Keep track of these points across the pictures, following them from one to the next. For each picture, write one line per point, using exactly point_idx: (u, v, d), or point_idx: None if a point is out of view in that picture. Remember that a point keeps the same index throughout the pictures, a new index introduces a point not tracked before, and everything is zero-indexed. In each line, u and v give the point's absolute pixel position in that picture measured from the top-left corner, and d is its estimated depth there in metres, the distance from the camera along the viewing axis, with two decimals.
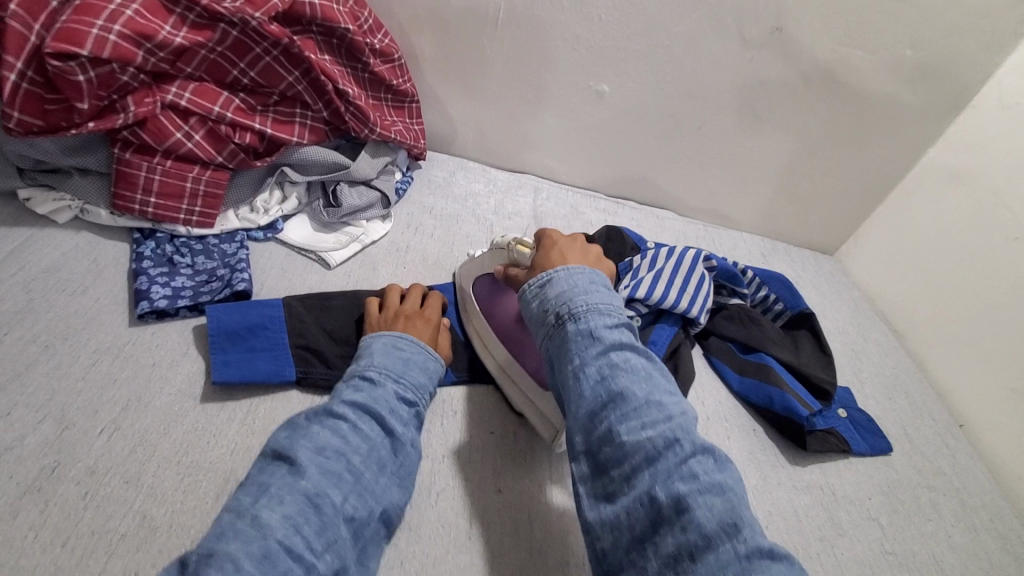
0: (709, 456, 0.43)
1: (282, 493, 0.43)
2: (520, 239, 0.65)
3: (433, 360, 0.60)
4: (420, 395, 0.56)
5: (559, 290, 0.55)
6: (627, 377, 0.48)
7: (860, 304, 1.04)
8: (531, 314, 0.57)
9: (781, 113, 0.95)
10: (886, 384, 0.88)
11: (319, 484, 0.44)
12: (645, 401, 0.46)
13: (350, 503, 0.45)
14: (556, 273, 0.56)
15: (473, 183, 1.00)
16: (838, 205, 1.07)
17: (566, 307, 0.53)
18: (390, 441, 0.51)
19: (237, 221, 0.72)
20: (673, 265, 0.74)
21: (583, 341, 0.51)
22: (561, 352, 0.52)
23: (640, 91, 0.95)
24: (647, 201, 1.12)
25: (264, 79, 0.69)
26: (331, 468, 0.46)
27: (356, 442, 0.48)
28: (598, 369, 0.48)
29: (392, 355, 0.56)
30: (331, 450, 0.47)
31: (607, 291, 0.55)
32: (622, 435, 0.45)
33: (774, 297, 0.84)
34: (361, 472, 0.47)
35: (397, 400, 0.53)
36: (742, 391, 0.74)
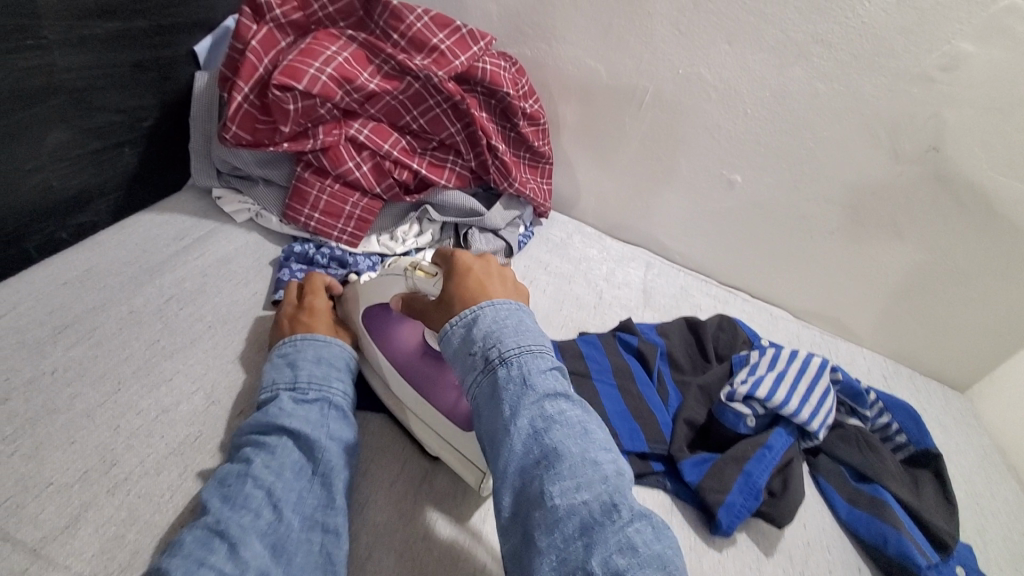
0: (648, 523, 0.40)
1: (187, 538, 0.42)
2: (418, 264, 0.60)
3: (325, 347, 0.59)
4: (326, 389, 0.55)
5: (485, 330, 0.51)
6: (561, 431, 0.45)
7: (991, 453, 0.93)
8: (455, 355, 0.53)
9: (924, 232, 0.90)
10: (1020, 555, 0.76)
11: (222, 515, 0.44)
12: (578, 457, 0.43)
13: (264, 518, 0.45)
14: (483, 311, 0.52)
15: (589, 247, 1.03)
16: (979, 339, 0.98)
17: (495, 350, 0.50)
18: (300, 446, 0.50)
19: (377, 246, 0.78)
20: (796, 370, 0.71)
21: (514, 390, 0.48)
22: (488, 401, 0.49)
23: (774, 186, 0.95)
24: (760, 295, 1.09)
25: (430, 127, 0.77)
26: (236, 492, 0.46)
27: (264, 462, 0.48)
28: (530, 422, 0.46)
29: (285, 363, 0.56)
30: (231, 476, 0.47)
31: (536, 330, 0.53)
32: (554, 497, 0.41)
33: (897, 427, 0.77)
34: (272, 485, 0.47)
35: (296, 403, 0.53)
36: (849, 520, 0.67)
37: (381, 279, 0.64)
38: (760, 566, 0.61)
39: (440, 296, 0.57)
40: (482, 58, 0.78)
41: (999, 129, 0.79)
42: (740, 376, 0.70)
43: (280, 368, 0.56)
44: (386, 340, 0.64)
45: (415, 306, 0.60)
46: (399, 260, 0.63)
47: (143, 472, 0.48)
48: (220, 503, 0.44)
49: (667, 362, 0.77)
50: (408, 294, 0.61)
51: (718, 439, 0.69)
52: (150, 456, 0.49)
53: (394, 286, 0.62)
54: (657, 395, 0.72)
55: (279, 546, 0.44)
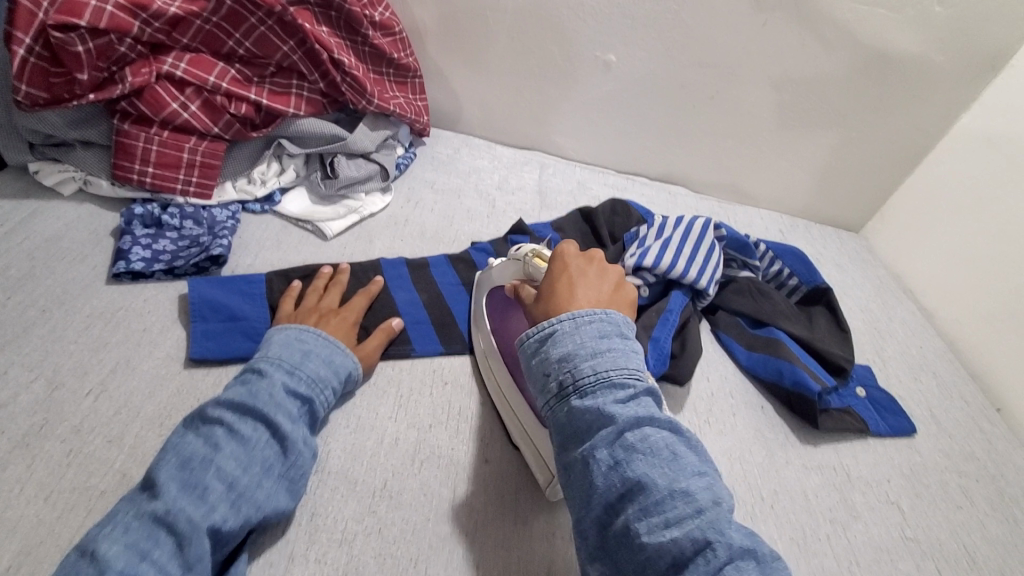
0: (750, 558, 0.37)
1: (128, 520, 0.39)
2: (538, 252, 0.59)
3: (338, 350, 0.55)
4: (317, 389, 0.51)
5: (562, 352, 0.48)
6: (644, 462, 0.41)
7: (886, 282, 0.98)
8: (531, 373, 0.50)
9: (798, 80, 0.91)
10: (912, 364, 0.82)
11: (173, 502, 0.40)
12: (667, 491, 0.39)
13: (221, 511, 0.42)
14: (562, 324, 0.49)
15: (478, 159, 0.99)
16: (864, 176, 1.01)
17: (570, 376, 0.47)
18: (277, 442, 0.47)
19: (234, 193, 0.72)
20: (682, 235, 0.72)
21: (591, 419, 0.44)
22: (567, 431, 0.46)
23: (650, 60, 0.92)
24: (658, 177, 1.08)
25: (259, 49, 0.69)
26: (197, 480, 0.42)
27: (233, 449, 0.44)
28: (610, 455, 0.42)
29: (290, 346, 0.53)
30: (197, 461, 0.43)
31: (619, 344, 0.48)
32: (642, 535, 0.39)
33: (788, 271, 0.80)
34: (236, 479, 0.43)
35: (286, 394, 0.49)
36: (749, 367, 0.70)
37: (504, 265, 0.63)
38: None
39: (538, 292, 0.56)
40: None
41: None
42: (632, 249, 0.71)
43: (285, 348, 0.53)
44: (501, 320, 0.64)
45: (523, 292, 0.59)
46: (521, 248, 0.62)
47: None
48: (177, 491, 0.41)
49: None
50: (521, 280, 0.60)
51: None
52: None
53: (514, 272, 0.61)
54: None
55: (224, 541, 0.42)
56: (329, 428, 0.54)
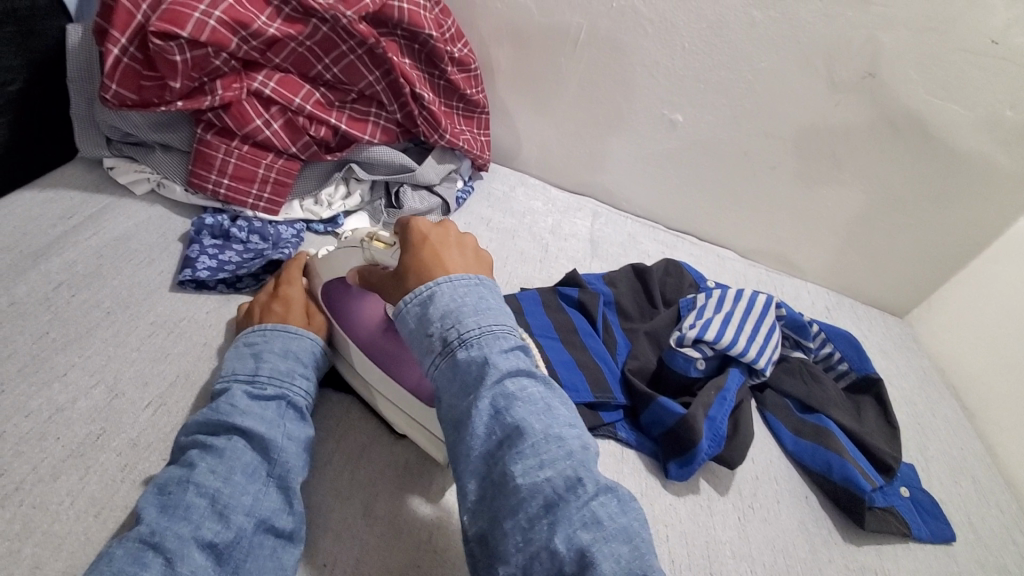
0: (613, 495, 0.39)
1: (112, 551, 0.38)
2: (376, 232, 0.55)
3: (293, 338, 0.55)
4: (284, 386, 0.51)
5: (443, 307, 0.46)
6: (525, 409, 0.42)
7: (928, 373, 0.96)
8: (410, 334, 0.47)
9: (862, 163, 0.91)
10: (954, 466, 0.80)
11: (156, 525, 0.40)
12: (542, 435, 0.40)
13: (208, 526, 0.40)
14: (440, 286, 0.47)
15: (532, 200, 0.99)
16: (916, 264, 1.00)
17: (454, 331, 0.45)
18: (254, 445, 0.46)
19: (301, 211, 0.72)
20: (743, 311, 0.73)
21: (474, 370, 0.43)
22: (450, 386, 0.44)
23: (715, 124, 0.93)
24: (706, 238, 1.08)
25: (345, 76, 0.71)
26: (176, 499, 0.41)
27: (207, 461, 0.44)
28: (491, 402, 0.42)
29: (243, 355, 0.53)
30: (172, 483, 0.42)
31: (499, 305, 0.48)
32: (517, 477, 0.39)
33: (838, 356, 0.79)
34: (217, 490, 0.42)
35: (252, 399, 0.49)
36: (795, 452, 0.69)
37: (337, 251, 0.59)
38: (710, 504, 0.62)
39: (396, 269, 0.52)
40: None
41: (932, 52, 0.78)
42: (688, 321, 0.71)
43: (238, 360, 0.53)
44: (346, 318, 0.59)
45: (371, 278, 0.55)
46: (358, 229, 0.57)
47: (36, 479, 0.43)
48: (157, 512, 0.40)
49: (616, 314, 0.78)
50: (366, 266, 0.56)
51: (671, 386, 0.68)
52: (46, 460, 0.45)
53: (353, 259, 0.57)
54: (603, 344, 0.72)
55: (224, 555, 0.40)
56: (377, 472, 0.55)
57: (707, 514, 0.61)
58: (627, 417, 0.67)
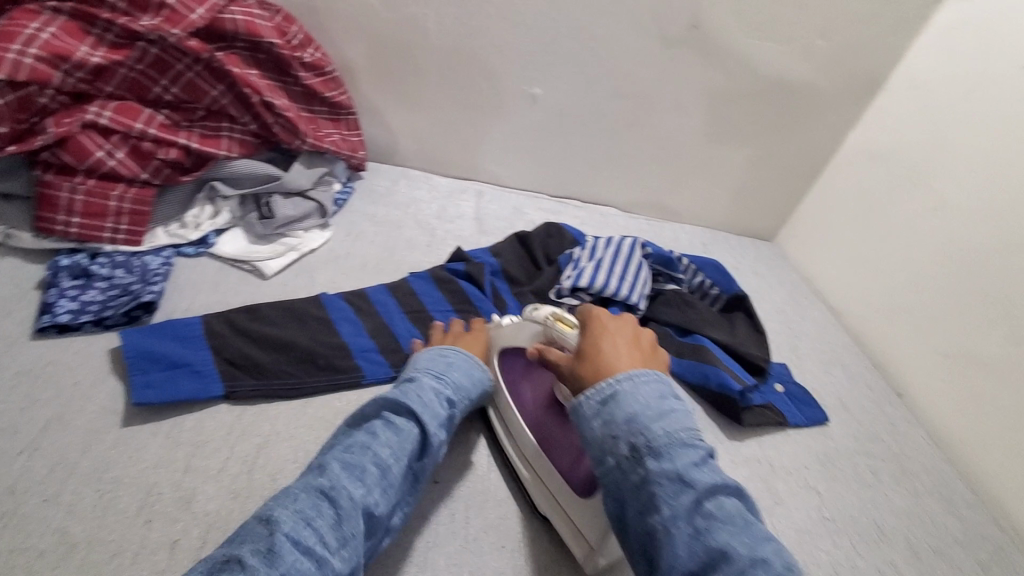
0: None
1: (297, 494, 0.44)
2: (561, 315, 0.59)
3: (476, 365, 0.62)
4: (459, 395, 0.58)
5: (630, 412, 0.46)
6: (726, 531, 0.40)
7: (796, 285, 1.08)
8: (590, 434, 0.48)
9: (708, 107, 1.00)
10: (823, 358, 0.90)
11: (336, 478, 0.46)
12: (750, 559, 0.38)
13: (373, 495, 0.46)
14: (621, 384, 0.48)
15: (416, 190, 1.02)
16: (772, 189, 1.12)
17: (642, 439, 0.45)
18: (421, 441, 0.52)
19: (166, 237, 0.72)
20: (615, 255, 0.80)
21: (668, 485, 0.43)
22: (631, 489, 0.44)
23: (571, 92, 0.99)
24: (589, 199, 1.14)
25: (187, 94, 0.70)
26: (356, 461, 0.48)
27: (386, 437, 0.50)
28: (692, 522, 0.41)
29: (436, 359, 0.60)
30: (355, 446, 0.49)
31: (681, 407, 0.47)
32: None
33: (709, 282, 0.88)
34: (387, 468, 0.48)
35: (434, 395, 0.55)
36: (680, 372, 0.75)
37: (522, 326, 0.64)
38: None
39: (575, 351, 0.55)
40: (227, 9, 0.72)
41: None
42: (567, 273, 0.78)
43: (431, 360, 0.60)
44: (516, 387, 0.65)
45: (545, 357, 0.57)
46: (541, 309, 0.62)
47: None
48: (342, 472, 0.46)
49: (503, 280, 0.82)
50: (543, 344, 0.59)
51: None
52: None
53: (532, 333, 0.61)
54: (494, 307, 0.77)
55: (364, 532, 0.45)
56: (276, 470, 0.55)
57: None
58: None
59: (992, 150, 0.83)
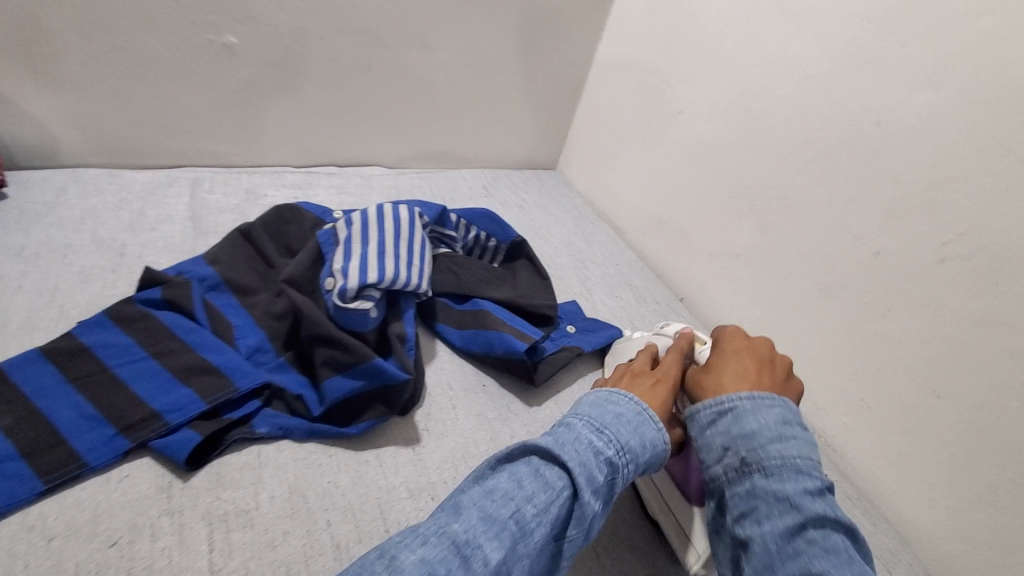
0: None
1: (427, 535, 0.34)
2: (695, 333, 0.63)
3: (656, 428, 0.45)
4: (626, 461, 0.42)
5: (749, 429, 0.43)
6: (827, 565, 0.36)
7: (582, 211, 1.05)
8: (703, 444, 0.45)
9: (446, 32, 0.89)
10: (612, 282, 0.88)
11: (469, 529, 0.34)
12: None
13: (493, 559, 0.33)
14: (742, 400, 0.45)
15: (95, 196, 0.76)
16: (539, 113, 1.08)
17: (773, 450, 0.41)
18: (572, 501, 0.38)
19: None
20: (395, 232, 0.63)
21: (777, 503, 0.39)
22: (740, 508, 0.40)
23: (277, 35, 0.80)
24: (345, 161, 0.97)
25: None
26: (498, 513, 0.36)
27: (534, 487, 0.38)
28: (789, 545, 0.37)
29: (604, 406, 0.45)
30: (498, 492, 0.37)
31: (806, 435, 0.43)
32: None
33: (485, 235, 0.79)
34: (529, 529, 0.36)
35: (591, 450, 0.41)
36: (465, 345, 0.67)
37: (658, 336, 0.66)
38: (379, 456, 0.54)
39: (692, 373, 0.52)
40: None
41: None
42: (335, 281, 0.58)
43: (593, 407, 0.45)
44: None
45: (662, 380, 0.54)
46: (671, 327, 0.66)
47: None
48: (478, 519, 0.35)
49: (225, 292, 0.64)
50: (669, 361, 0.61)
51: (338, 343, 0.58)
52: None
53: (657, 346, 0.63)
54: (215, 335, 0.58)
55: None
56: None
57: (377, 467, 0.53)
58: (271, 404, 0.56)
59: (714, 44, 0.84)
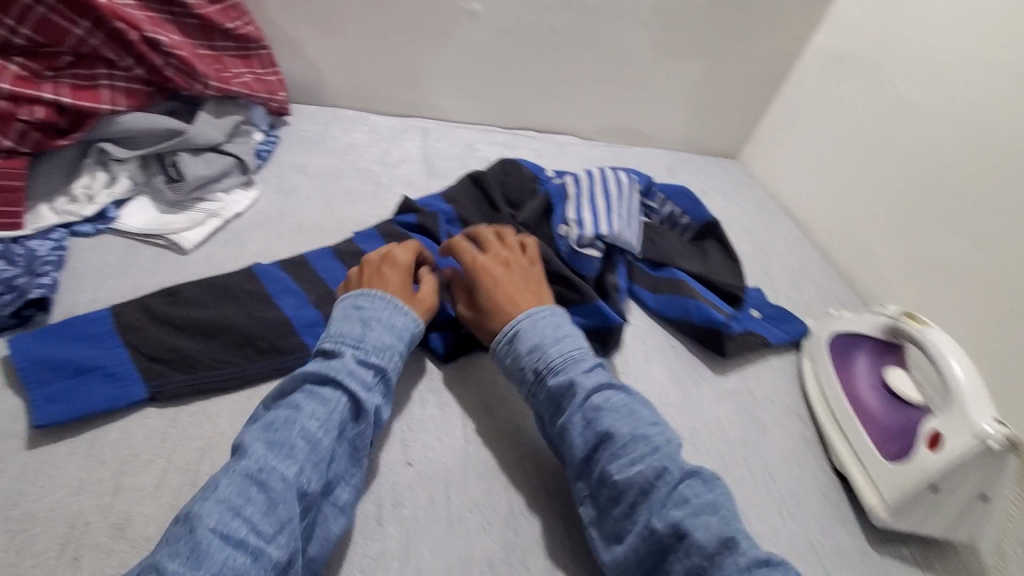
0: (698, 478, 0.45)
1: (218, 479, 0.40)
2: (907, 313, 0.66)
3: (399, 314, 0.53)
4: (386, 356, 0.51)
5: (530, 345, 0.52)
6: (612, 418, 0.48)
7: (764, 203, 1.05)
8: (505, 369, 0.54)
9: (664, 13, 0.93)
10: (795, 277, 0.89)
11: (262, 459, 0.41)
12: (630, 436, 0.47)
13: (301, 448, 0.43)
14: (521, 323, 0.54)
15: (353, 133, 0.90)
16: (734, 101, 1.08)
17: (543, 361, 0.51)
18: (354, 407, 0.47)
19: (53, 215, 0.60)
20: (618, 194, 0.70)
21: (568, 393, 0.50)
22: (546, 407, 0.51)
23: (517, 6, 0.88)
24: (545, 128, 1.05)
25: (43, 36, 0.57)
26: (282, 437, 0.43)
27: (313, 407, 0.45)
28: (583, 417, 0.48)
29: (349, 319, 0.52)
30: (281, 421, 0.44)
31: (575, 333, 0.54)
32: (615, 473, 0.46)
33: (679, 211, 0.83)
34: (317, 438, 0.44)
35: (358, 363, 0.49)
36: (657, 308, 0.71)
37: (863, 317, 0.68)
38: None
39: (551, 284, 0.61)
40: None
41: None
42: (567, 228, 0.66)
43: (344, 322, 0.52)
44: (846, 363, 0.68)
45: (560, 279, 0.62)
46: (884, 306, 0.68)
47: None
48: (265, 448, 0.42)
49: (459, 226, 0.73)
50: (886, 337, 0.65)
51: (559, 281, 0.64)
52: None
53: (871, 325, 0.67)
54: None
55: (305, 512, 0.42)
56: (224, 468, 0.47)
57: None
58: None
59: (956, 44, 0.79)
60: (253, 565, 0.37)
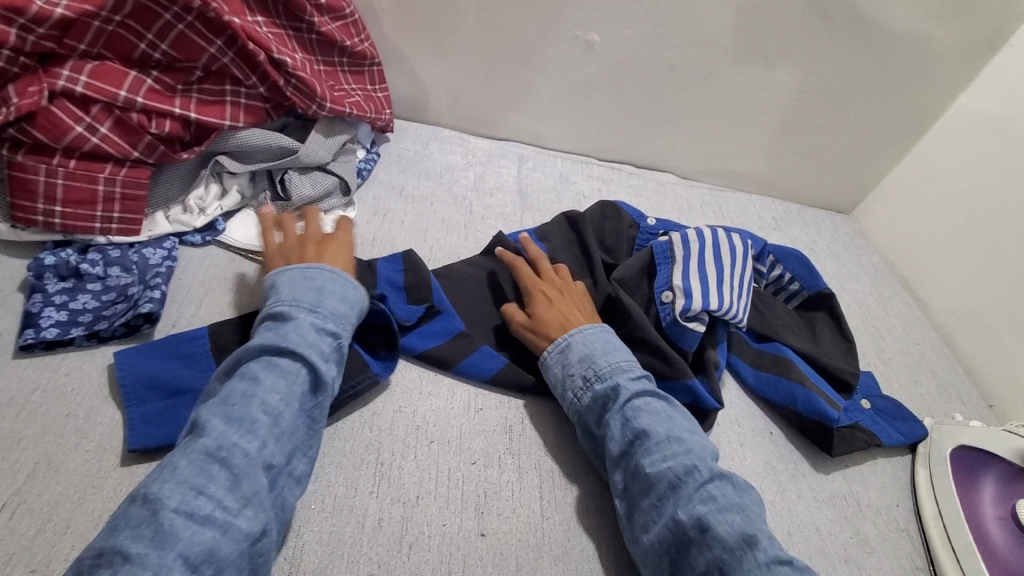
0: (727, 481, 0.46)
1: (178, 460, 0.39)
2: None
3: (349, 285, 0.54)
4: (341, 323, 0.51)
5: (580, 353, 0.55)
6: (648, 418, 0.50)
7: (879, 271, 0.95)
8: None
9: (794, 59, 0.85)
10: (911, 363, 0.79)
11: (220, 437, 0.41)
12: (665, 436, 0.49)
13: (260, 426, 0.43)
14: (573, 336, 0.56)
15: (450, 154, 0.89)
16: (857, 155, 0.98)
17: (594, 370, 0.54)
18: (312, 376, 0.47)
19: (167, 224, 0.62)
20: (731, 262, 0.64)
21: (614, 397, 0.52)
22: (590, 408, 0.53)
23: (634, 41, 0.83)
24: (644, 163, 1.00)
25: (179, 52, 0.58)
26: (241, 413, 0.43)
27: (273, 380, 0.45)
28: (620, 417, 0.51)
29: (298, 287, 0.52)
30: (237, 395, 0.44)
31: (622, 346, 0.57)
32: (646, 467, 0.48)
33: (789, 276, 0.76)
34: (279, 412, 0.44)
35: (316, 332, 0.49)
36: (757, 387, 0.66)
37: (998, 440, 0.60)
38: None
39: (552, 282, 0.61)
40: None
41: None
42: (672, 295, 0.61)
43: (296, 289, 0.52)
44: (970, 486, 0.61)
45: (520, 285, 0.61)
46: None
47: None
48: (224, 426, 0.41)
49: None
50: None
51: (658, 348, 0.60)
52: None
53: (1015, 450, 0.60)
54: None
55: (273, 482, 0.42)
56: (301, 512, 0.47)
57: None
58: None
59: None
60: (223, 538, 0.37)
